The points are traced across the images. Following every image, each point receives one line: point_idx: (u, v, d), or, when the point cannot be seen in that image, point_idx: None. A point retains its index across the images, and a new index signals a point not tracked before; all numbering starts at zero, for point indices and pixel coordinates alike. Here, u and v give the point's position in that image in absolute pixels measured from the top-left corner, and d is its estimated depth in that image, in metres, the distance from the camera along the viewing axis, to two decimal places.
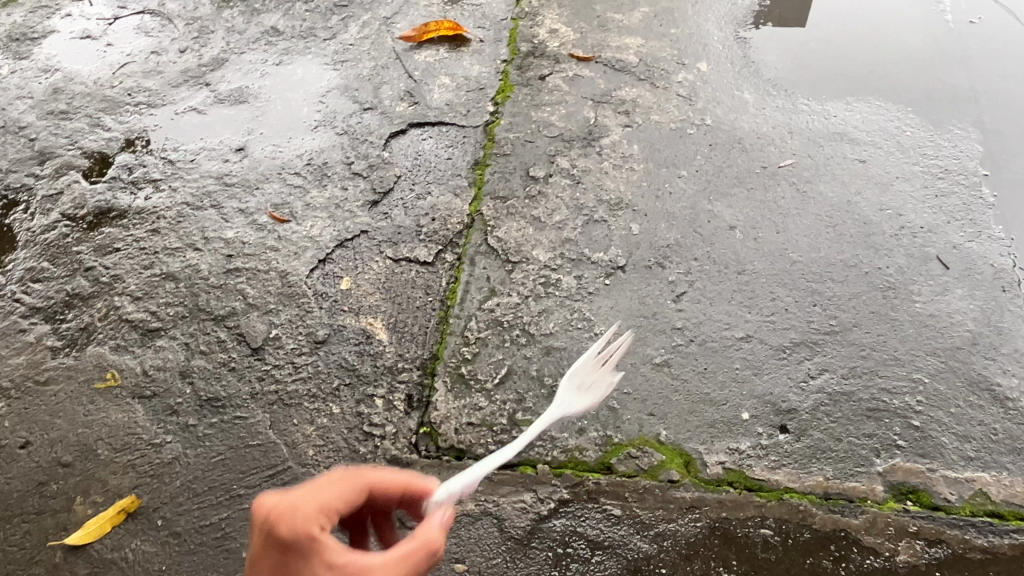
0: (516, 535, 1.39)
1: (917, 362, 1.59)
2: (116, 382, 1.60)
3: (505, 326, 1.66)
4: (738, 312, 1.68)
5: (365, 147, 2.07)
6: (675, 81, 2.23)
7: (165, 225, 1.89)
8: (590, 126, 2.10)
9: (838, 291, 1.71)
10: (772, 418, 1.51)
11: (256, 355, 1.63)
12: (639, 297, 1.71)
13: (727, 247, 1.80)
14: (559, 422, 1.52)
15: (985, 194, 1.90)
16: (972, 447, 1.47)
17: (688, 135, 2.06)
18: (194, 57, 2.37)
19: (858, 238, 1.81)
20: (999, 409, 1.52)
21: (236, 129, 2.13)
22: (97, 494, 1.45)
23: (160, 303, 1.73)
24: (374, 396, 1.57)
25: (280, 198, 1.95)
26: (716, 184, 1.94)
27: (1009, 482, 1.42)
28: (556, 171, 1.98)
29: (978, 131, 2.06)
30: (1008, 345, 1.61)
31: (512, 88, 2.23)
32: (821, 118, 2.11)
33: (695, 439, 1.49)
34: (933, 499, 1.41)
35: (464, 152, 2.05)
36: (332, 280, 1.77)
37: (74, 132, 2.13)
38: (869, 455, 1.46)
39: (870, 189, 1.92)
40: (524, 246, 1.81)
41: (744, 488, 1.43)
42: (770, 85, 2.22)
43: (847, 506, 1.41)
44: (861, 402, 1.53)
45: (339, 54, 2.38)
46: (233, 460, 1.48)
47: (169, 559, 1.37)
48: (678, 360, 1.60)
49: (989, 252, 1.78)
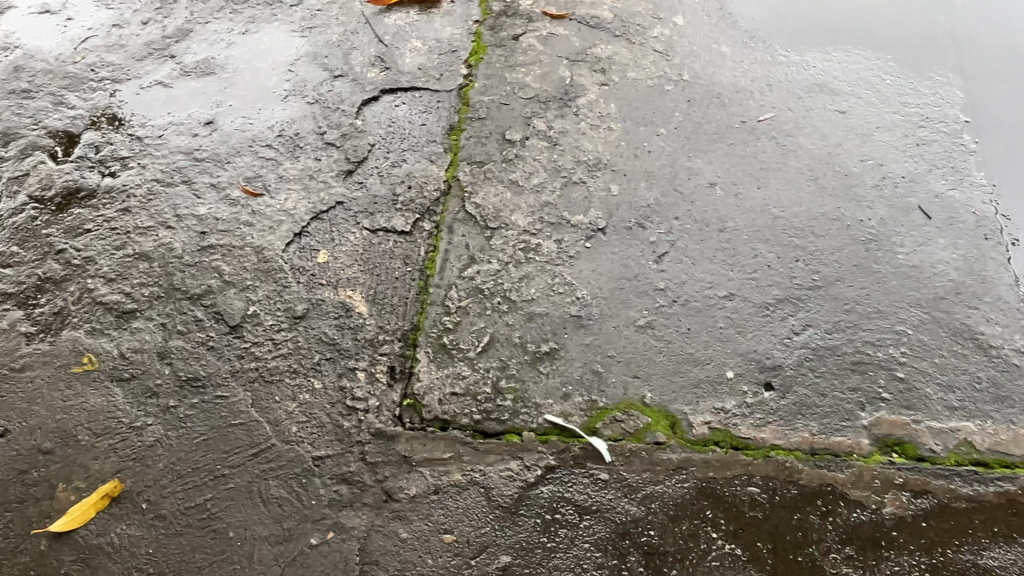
0: (504, 504, 1.38)
1: (901, 314, 1.58)
2: (93, 366, 1.58)
3: (486, 294, 1.64)
4: (721, 271, 1.66)
5: (337, 115, 2.03)
6: (651, 36, 2.19)
7: (136, 203, 1.84)
8: (566, 86, 2.06)
9: (821, 245, 1.69)
10: (757, 376, 1.51)
11: (234, 333, 1.61)
12: (621, 260, 1.69)
13: (708, 205, 1.78)
14: (543, 389, 1.51)
15: (967, 141, 1.88)
16: (956, 396, 1.47)
17: (666, 92, 2.03)
18: (157, 29, 2.30)
19: (840, 190, 1.79)
20: (982, 358, 1.52)
21: (203, 102, 2.08)
22: (79, 480, 1.43)
23: (134, 283, 1.69)
24: (356, 369, 1.55)
25: (252, 172, 1.91)
26: (695, 140, 1.91)
27: (993, 430, 1.43)
28: (533, 133, 1.95)
29: (958, 76, 2.04)
30: (991, 294, 1.61)
31: (485, 50, 2.19)
32: (800, 69, 2.07)
33: (681, 400, 1.49)
34: (918, 451, 1.41)
35: (439, 117, 2.01)
36: (309, 254, 1.74)
37: (38, 111, 2.08)
38: (854, 409, 1.46)
39: (851, 140, 1.89)
40: (502, 212, 1.79)
41: (730, 447, 1.43)
42: (748, 36, 2.18)
43: (832, 461, 1.41)
44: (845, 356, 1.52)
45: (307, 20, 2.32)
46: (216, 440, 1.47)
47: (155, 542, 1.35)
48: (662, 321, 1.59)
49: (970, 200, 1.76)
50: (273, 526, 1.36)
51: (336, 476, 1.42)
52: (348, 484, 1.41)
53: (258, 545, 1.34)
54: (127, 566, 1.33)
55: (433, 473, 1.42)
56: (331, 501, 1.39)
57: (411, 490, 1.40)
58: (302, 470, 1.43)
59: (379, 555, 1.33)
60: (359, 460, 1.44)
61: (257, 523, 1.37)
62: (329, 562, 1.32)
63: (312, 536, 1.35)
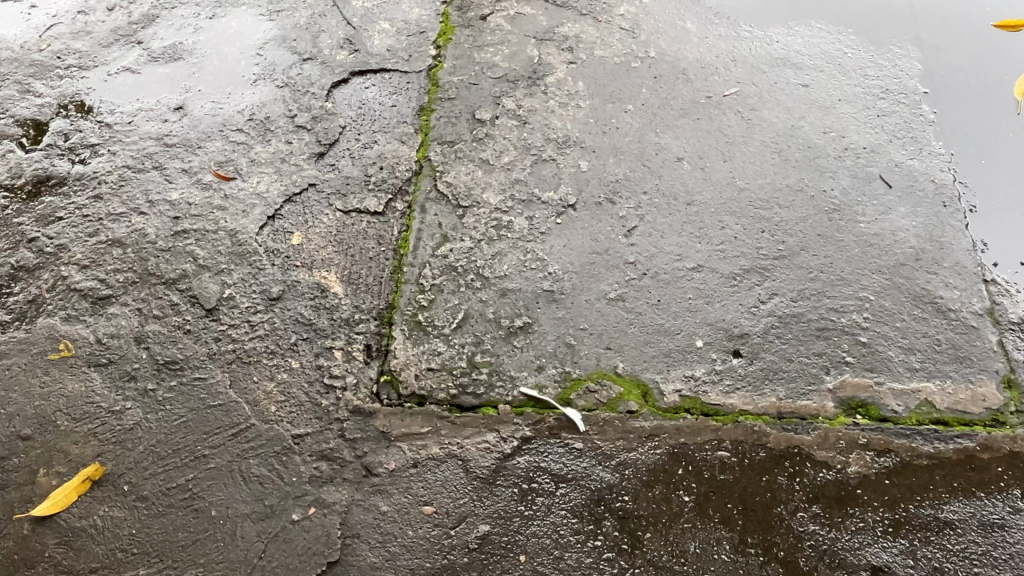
0: (481, 475, 1.41)
1: (863, 281, 1.63)
2: (70, 352, 1.58)
3: (459, 271, 1.67)
4: (689, 243, 1.70)
5: (307, 98, 2.03)
6: (617, 14, 2.21)
7: (107, 190, 1.84)
8: (534, 64, 2.08)
9: (786, 216, 1.74)
10: (725, 344, 1.55)
11: (211, 316, 1.62)
12: (591, 235, 1.72)
13: (675, 178, 1.81)
14: (517, 362, 1.54)
15: (925, 111, 1.92)
16: (917, 358, 1.52)
17: (633, 69, 2.06)
18: (123, 15, 2.29)
19: (804, 161, 1.83)
20: (941, 321, 1.57)
21: (172, 88, 2.08)
22: (60, 465, 1.44)
23: (108, 270, 1.70)
24: (333, 348, 1.57)
25: (223, 156, 1.91)
26: (662, 116, 1.94)
27: (951, 390, 1.48)
28: (502, 113, 1.97)
29: (917, 48, 2.08)
30: (950, 259, 1.66)
31: (453, 30, 2.20)
32: (763, 44, 2.11)
33: (652, 369, 1.52)
34: (881, 411, 1.46)
35: (409, 98, 2.03)
36: (282, 236, 1.75)
37: (5, 100, 2.06)
38: (820, 373, 1.51)
39: (814, 112, 1.93)
40: (474, 190, 1.81)
41: (700, 414, 1.47)
42: (712, 13, 2.21)
43: (799, 424, 1.45)
44: (810, 322, 1.57)
45: (274, 4, 2.32)
46: (195, 421, 1.48)
47: (138, 523, 1.37)
48: (632, 293, 1.62)
49: (930, 168, 1.81)
50: (255, 503, 1.39)
51: (315, 453, 1.44)
52: (328, 461, 1.43)
53: (240, 523, 1.37)
54: (110, 547, 1.35)
55: (411, 448, 1.45)
56: (311, 477, 1.41)
57: (390, 464, 1.43)
58: (282, 447, 1.45)
59: (360, 529, 1.36)
60: (338, 437, 1.46)
61: (239, 501, 1.39)
62: (311, 537, 1.35)
63: (293, 512, 1.38)
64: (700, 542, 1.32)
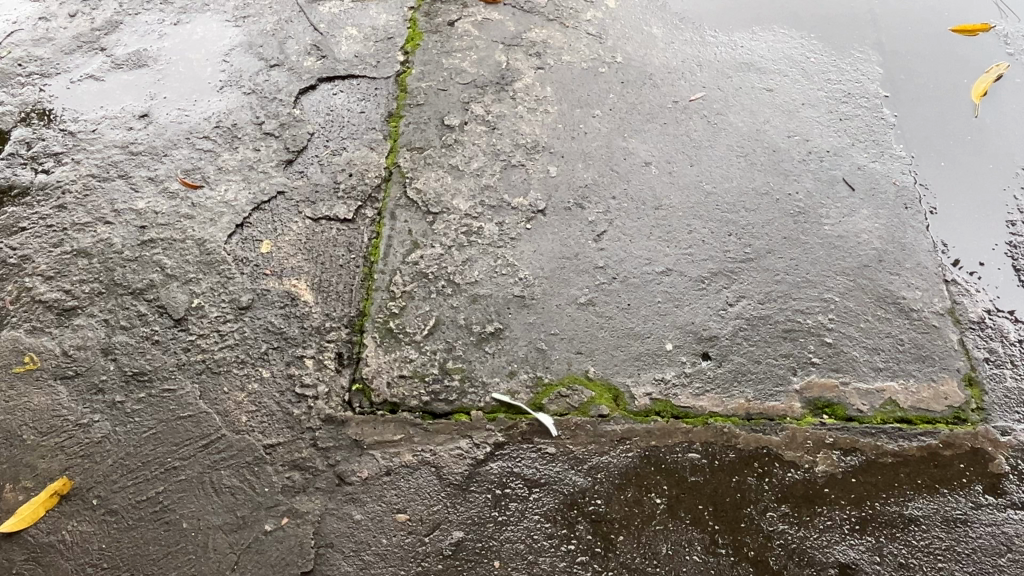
0: (454, 482, 1.41)
1: (828, 282, 1.65)
2: (35, 365, 1.56)
3: (430, 278, 1.67)
4: (658, 247, 1.71)
5: (274, 105, 2.02)
6: (584, 20, 2.23)
7: (71, 200, 1.82)
8: (502, 70, 2.09)
9: (752, 219, 1.76)
10: (694, 347, 1.57)
11: (179, 327, 1.61)
12: (560, 240, 1.73)
13: (643, 183, 1.83)
14: (490, 368, 1.54)
15: (886, 114, 1.96)
16: (881, 358, 1.55)
17: (600, 74, 2.07)
18: (86, 21, 2.26)
19: (769, 165, 1.86)
20: (905, 321, 1.60)
21: (136, 94, 2.05)
22: (26, 480, 1.42)
23: (74, 280, 1.68)
24: (304, 357, 1.57)
25: (190, 164, 1.90)
26: (629, 121, 1.96)
27: (915, 389, 1.52)
28: (470, 118, 1.97)
29: (877, 53, 2.12)
30: (912, 260, 1.69)
31: (421, 36, 2.20)
32: (729, 49, 2.14)
33: (623, 372, 1.54)
34: (847, 411, 1.49)
35: (377, 104, 2.03)
36: (252, 244, 1.74)
37: None
38: (787, 374, 1.53)
39: (778, 117, 1.96)
40: (444, 197, 1.81)
41: (671, 416, 1.49)
42: (677, 18, 2.23)
43: (767, 425, 1.47)
44: (777, 324, 1.59)
45: (240, 10, 2.30)
46: (165, 433, 1.47)
47: (108, 537, 1.36)
48: (602, 297, 1.64)
49: (891, 171, 1.85)
50: (227, 515, 1.38)
51: (288, 463, 1.44)
52: (301, 470, 1.43)
53: (212, 535, 1.36)
54: (80, 562, 1.34)
55: (384, 456, 1.45)
56: (284, 488, 1.41)
57: (363, 472, 1.43)
58: (254, 458, 1.44)
59: (334, 538, 1.36)
60: (310, 446, 1.46)
61: (210, 512, 1.38)
62: (284, 547, 1.35)
63: (266, 522, 1.37)
64: (671, 544, 1.33)
